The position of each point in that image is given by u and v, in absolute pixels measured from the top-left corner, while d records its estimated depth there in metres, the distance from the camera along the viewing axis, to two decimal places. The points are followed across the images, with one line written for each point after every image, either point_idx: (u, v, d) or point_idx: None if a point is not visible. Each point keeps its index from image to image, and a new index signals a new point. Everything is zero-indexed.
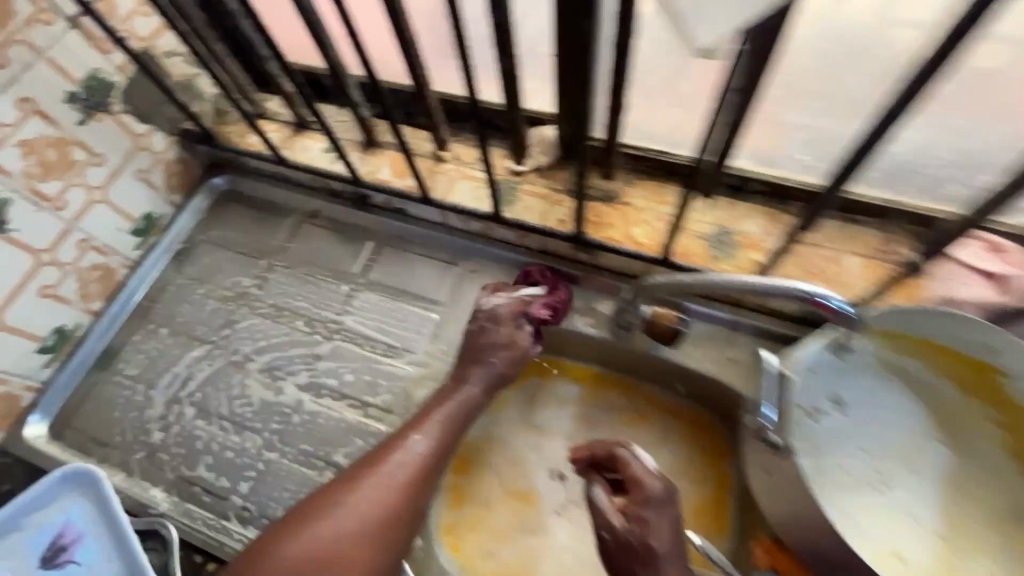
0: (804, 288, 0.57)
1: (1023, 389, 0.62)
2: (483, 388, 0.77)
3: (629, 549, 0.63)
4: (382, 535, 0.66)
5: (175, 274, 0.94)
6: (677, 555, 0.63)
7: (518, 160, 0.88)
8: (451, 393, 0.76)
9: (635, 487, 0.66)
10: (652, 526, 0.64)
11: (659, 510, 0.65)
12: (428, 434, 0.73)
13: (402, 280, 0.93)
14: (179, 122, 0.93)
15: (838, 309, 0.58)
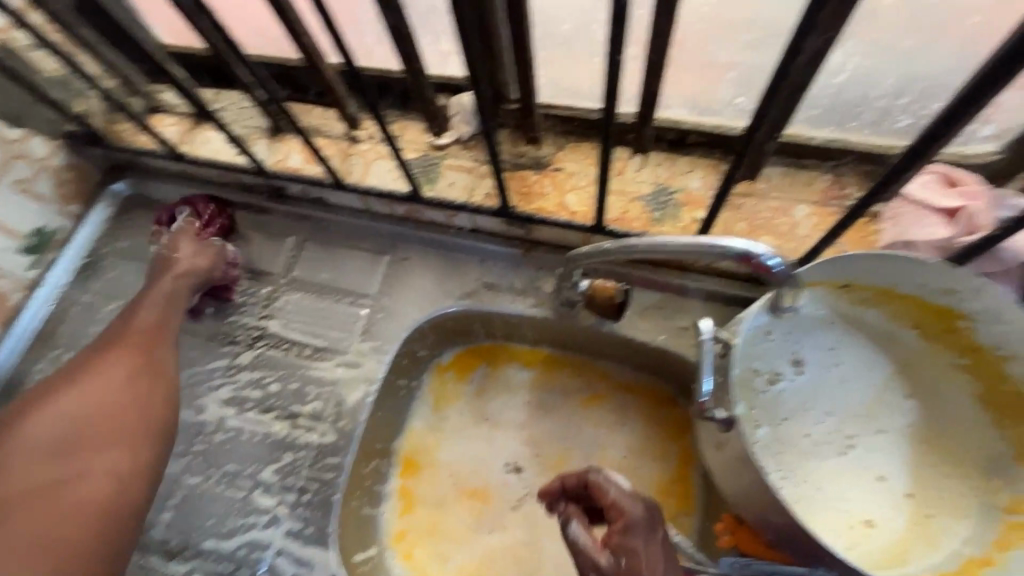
0: (736, 246, 0.48)
1: (990, 333, 0.57)
2: (179, 282, 0.73)
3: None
4: (91, 426, 0.61)
5: (79, 291, 0.86)
6: None
7: (437, 133, 0.78)
8: (152, 280, 0.73)
9: (618, 514, 0.54)
10: (643, 558, 0.51)
11: (647, 538, 0.52)
12: (121, 341, 0.66)
13: (331, 274, 0.82)
14: (61, 124, 0.84)
15: (773, 266, 0.49)
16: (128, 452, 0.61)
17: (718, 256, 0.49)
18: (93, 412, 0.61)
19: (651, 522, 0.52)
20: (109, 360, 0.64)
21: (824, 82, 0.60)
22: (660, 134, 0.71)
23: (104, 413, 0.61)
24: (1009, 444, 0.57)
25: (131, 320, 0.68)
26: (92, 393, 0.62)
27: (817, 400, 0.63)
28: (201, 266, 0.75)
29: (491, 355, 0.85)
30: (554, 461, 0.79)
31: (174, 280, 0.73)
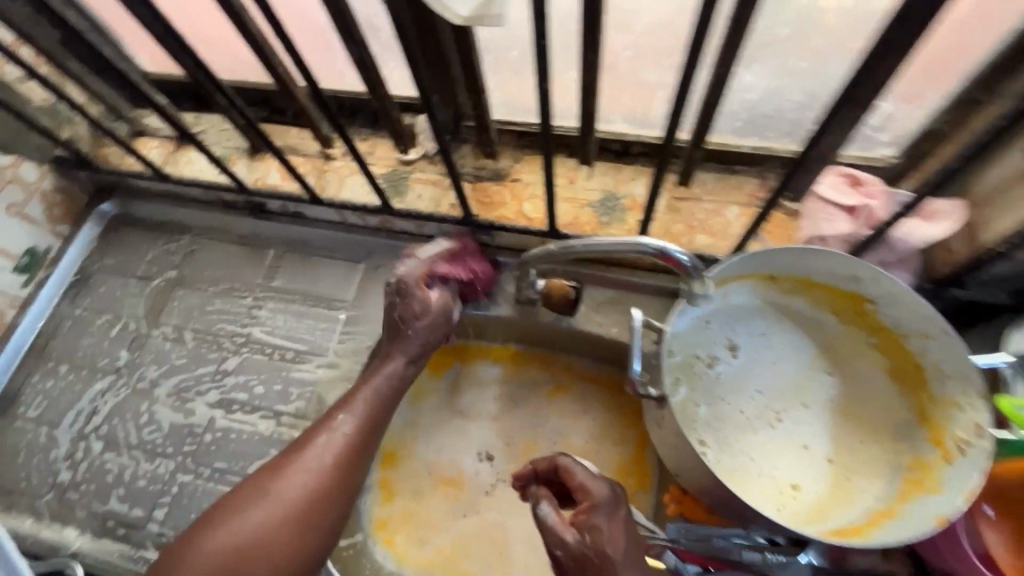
0: (650, 243, 0.55)
1: (891, 314, 0.65)
2: (410, 360, 0.71)
3: (587, 564, 0.57)
4: (314, 515, 0.61)
5: (71, 307, 0.91)
6: (634, 559, 0.58)
7: (404, 149, 0.84)
8: (379, 367, 0.70)
9: (586, 496, 0.61)
10: (606, 533, 0.58)
11: (610, 514, 0.60)
12: (361, 402, 0.67)
13: (311, 284, 0.88)
14: (50, 150, 0.89)
15: (684, 262, 0.56)
16: None
17: (637, 253, 0.56)
18: (323, 492, 0.62)
19: (614, 501, 0.60)
20: (348, 427, 0.66)
21: (738, 97, 0.71)
22: (606, 145, 0.78)
23: (321, 506, 0.61)
24: (914, 410, 0.65)
25: (364, 385, 0.69)
26: (307, 501, 0.61)
27: (751, 379, 0.71)
28: (427, 336, 0.71)
29: (464, 353, 0.92)
30: (524, 449, 0.86)
31: (408, 359, 0.71)
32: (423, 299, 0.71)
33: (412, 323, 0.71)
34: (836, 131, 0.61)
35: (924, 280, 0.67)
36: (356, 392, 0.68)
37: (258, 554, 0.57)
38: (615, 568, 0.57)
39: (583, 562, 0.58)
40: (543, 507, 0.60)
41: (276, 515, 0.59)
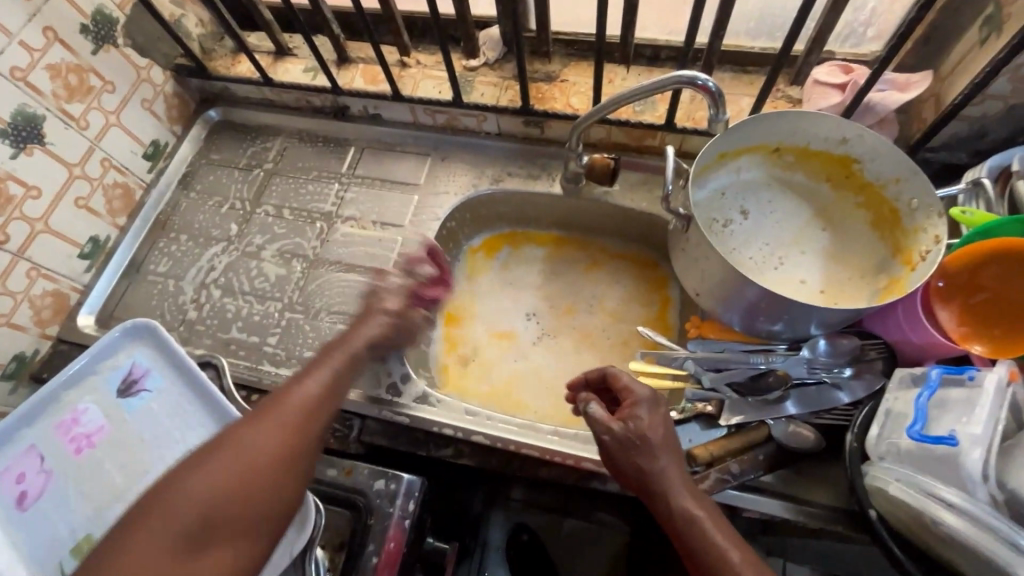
0: (689, 75, 0.71)
1: (874, 170, 0.80)
2: (376, 338, 0.72)
3: (629, 445, 0.65)
4: (311, 430, 0.58)
5: (184, 193, 1.08)
6: (671, 446, 0.65)
7: (471, 58, 1.01)
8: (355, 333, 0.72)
9: (630, 396, 0.69)
10: (648, 422, 0.66)
11: (650, 409, 0.68)
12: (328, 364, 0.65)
13: (386, 172, 1.05)
14: (173, 58, 1.06)
15: (715, 90, 0.72)
16: (245, 544, 0.51)
17: (674, 86, 0.72)
18: (317, 417, 0.60)
19: (656, 397, 0.68)
20: (308, 391, 0.61)
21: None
22: (641, 51, 0.94)
23: (280, 468, 0.54)
24: (890, 248, 0.80)
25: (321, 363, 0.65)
26: (289, 442, 0.56)
27: (758, 234, 0.87)
28: (391, 330, 0.75)
29: (513, 239, 1.08)
30: (564, 310, 1.01)
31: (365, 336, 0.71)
32: (375, 304, 0.76)
33: (363, 330, 0.72)
34: (829, 17, 0.76)
35: (900, 146, 0.83)
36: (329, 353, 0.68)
37: (224, 514, 0.50)
38: (653, 449, 0.64)
39: (625, 443, 0.65)
40: (595, 407, 0.68)
41: (257, 454, 0.54)
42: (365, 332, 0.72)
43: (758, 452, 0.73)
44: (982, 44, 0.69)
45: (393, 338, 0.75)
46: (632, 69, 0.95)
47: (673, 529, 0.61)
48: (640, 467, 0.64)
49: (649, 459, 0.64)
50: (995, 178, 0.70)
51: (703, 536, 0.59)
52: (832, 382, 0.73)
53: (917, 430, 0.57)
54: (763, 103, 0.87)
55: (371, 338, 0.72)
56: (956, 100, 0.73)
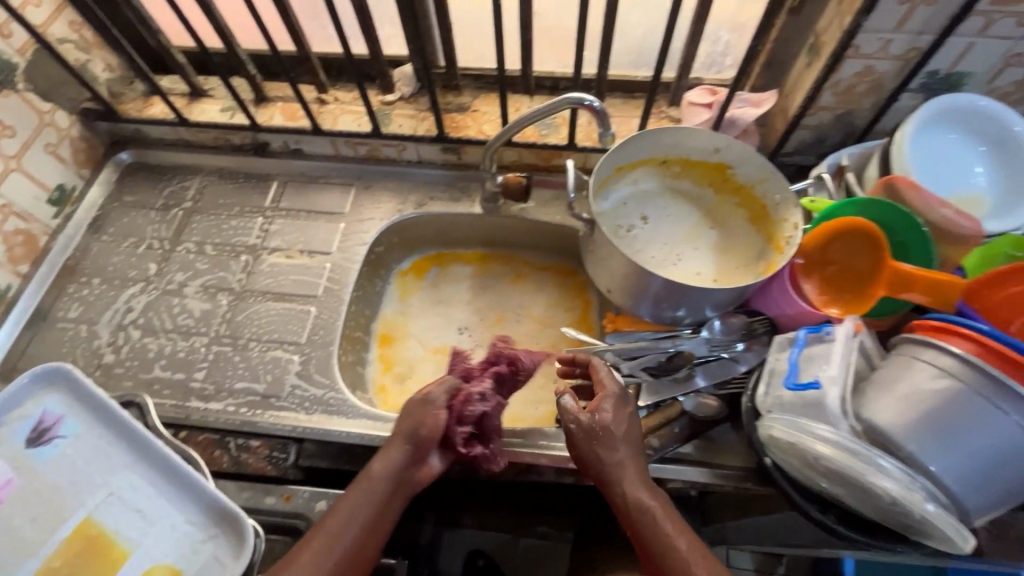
0: (577, 96, 0.81)
1: (743, 173, 0.93)
2: (406, 458, 0.70)
3: (593, 434, 0.70)
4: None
5: (95, 237, 1.05)
6: (630, 440, 0.71)
7: (387, 93, 1.07)
8: (390, 451, 0.70)
9: (601, 388, 0.74)
10: (612, 416, 0.71)
11: (616, 405, 0.73)
12: (360, 499, 0.66)
13: (310, 204, 1.07)
14: (79, 102, 1.05)
15: (599, 109, 0.83)
16: None
17: (566, 106, 0.82)
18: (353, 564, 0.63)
19: (622, 394, 0.73)
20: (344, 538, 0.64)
21: (629, 35, 1.00)
22: (541, 82, 1.05)
23: None
24: (765, 238, 0.93)
25: (356, 495, 0.67)
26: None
27: (658, 235, 0.98)
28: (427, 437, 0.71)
29: (440, 260, 1.13)
30: (494, 321, 1.07)
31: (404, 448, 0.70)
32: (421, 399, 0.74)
33: (387, 453, 0.70)
34: (691, 49, 0.91)
35: (763, 152, 0.97)
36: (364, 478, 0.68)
37: None
38: (614, 441, 0.70)
39: (589, 433, 0.70)
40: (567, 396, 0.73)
41: None
42: (385, 456, 0.69)
43: (675, 425, 0.81)
44: (809, 66, 0.85)
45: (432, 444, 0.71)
46: (535, 98, 1.05)
47: (624, 514, 0.67)
48: (600, 456, 0.69)
49: (609, 451, 0.69)
50: (832, 172, 0.84)
51: (651, 523, 0.65)
52: (730, 357, 0.83)
53: (792, 381, 0.67)
54: (648, 121, 1.00)
55: (401, 461, 0.69)
56: (796, 113, 0.88)
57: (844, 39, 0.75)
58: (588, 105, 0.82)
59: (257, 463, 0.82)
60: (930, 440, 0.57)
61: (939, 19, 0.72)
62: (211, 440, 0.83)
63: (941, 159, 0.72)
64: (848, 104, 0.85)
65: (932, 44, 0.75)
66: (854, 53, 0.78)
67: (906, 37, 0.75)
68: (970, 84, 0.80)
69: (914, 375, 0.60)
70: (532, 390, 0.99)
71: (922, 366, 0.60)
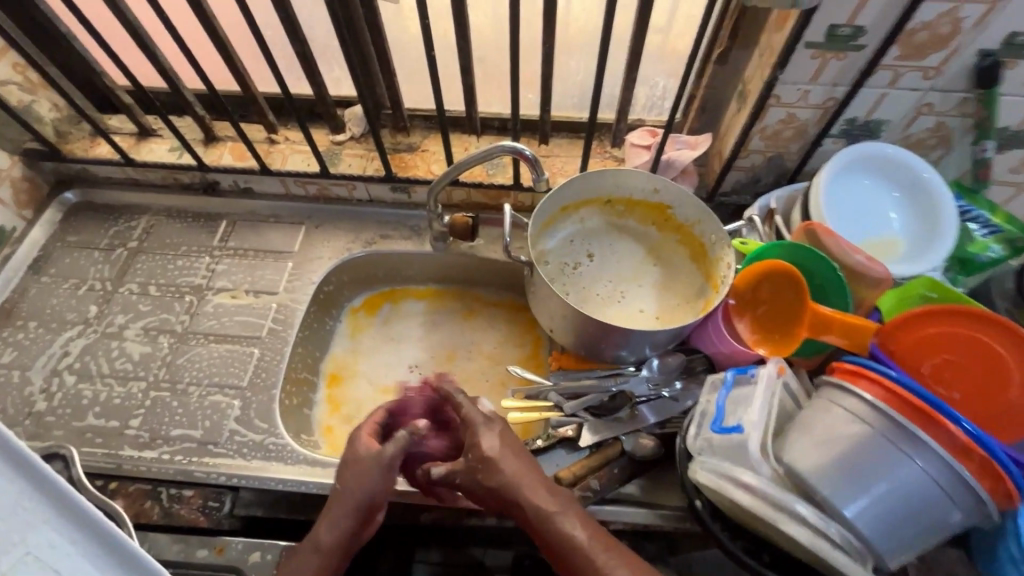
0: (510, 145, 0.83)
1: (682, 214, 0.96)
2: (353, 524, 0.66)
3: (475, 471, 0.68)
4: None
5: (35, 277, 1.03)
6: (515, 454, 0.69)
7: (336, 133, 1.08)
8: (333, 516, 0.66)
9: (469, 426, 0.71)
10: (485, 444, 0.69)
11: (488, 429, 0.71)
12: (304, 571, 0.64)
13: (260, 243, 1.07)
14: (22, 143, 1.04)
15: (532, 158, 0.85)
16: None
17: (500, 154, 0.84)
18: None
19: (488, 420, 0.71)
20: None
21: (572, 79, 1.04)
22: (489, 123, 1.06)
23: None
24: (704, 276, 0.95)
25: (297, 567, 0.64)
26: None
27: (603, 273, 0.99)
28: (371, 494, 0.66)
29: (392, 296, 1.12)
30: (445, 358, 1.06)
31: (350, 512, 0.65)
32: (382, 463, 0.67)
33: (325, 522, 0.66)
34: (627, 94, 0.93)
35: (702, 191, 1.00)
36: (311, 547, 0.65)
37: None
38: (496, 464, 0.67)
39: (474, 462, 0.68)
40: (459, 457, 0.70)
41: None
42: (325, 523, 0.65)
43: (614, 466, 0.81)
44: (738, 112, 0.88)
45: (376, 501, 0.67)
46: (482, 138, 1.06)
47: (533, 528, 0.65)
48: (491, 486, 0.67)
49: (495, 476, 0.67)
50: (763, 215, 0.87)
51: (554, 531, 0.64)
52: (669, 396, 0.84)
53: (718, 424, 0.68)
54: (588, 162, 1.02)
55: (349, 526, 0.65)
56: (729, 155, 0.91)
57: (765, 88, 0.79)
58: (522, 154, 0.84)
59: (189, 513, 0.80)
60: (846, 488, 0.58)
61: (851, 71, 0.76)
62: (143, 490, 0.81)
63: (855, 206, 0.76)
64: (777, 148, 0.88)
65: (846, 94, 0.78)
66: (776, 102, 0.81)
67: (822, 88, 0.79)
68: (886, 130, 0.84)
69: (831, 419, 0.61)
70: None
71: (839, 412, 0.60)
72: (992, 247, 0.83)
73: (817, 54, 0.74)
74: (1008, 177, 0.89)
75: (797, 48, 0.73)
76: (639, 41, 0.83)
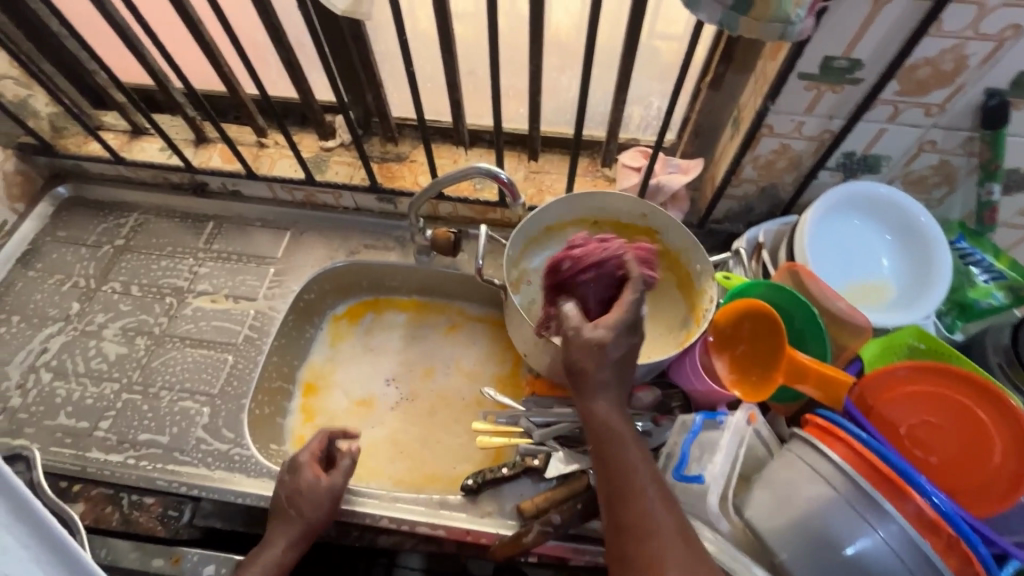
0: (485, 167, 0.82)
1: (670, 240, 0.92)
2: (300, 543, 0.73)
3: (591, 348, 0.57)
4: None
5: (22, 271, 1.04)
6: (624, 367, 0.59)
7: (326, 139, 1.07)
8: (282, 534, 0.73)
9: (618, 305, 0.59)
10: (619, 339, 0.57)
11: (628, 329, 0.58)
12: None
13: (244, 247, 1.06)
14: (16, 137, 1.05)
15: (507, 181, 0.84)
16: None
17: (475, 175, 0.82)
18: None
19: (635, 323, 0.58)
20: None
21: (564, 95, 1.01)
22: (479, 136, 1.04)
23: None
24: (687, 305, 0.91)
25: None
26: None
27: None
28: (321, 515, 0.75)
29: (375, 306, 1.10)
30: (423, 372, 1.04)
31: (300, 530, 0.73)
32: (330, 488, 0.76)
33: (276, 538, 0.73)
34: (617, 114, 0.90)
35: (693, 217, 0.97)
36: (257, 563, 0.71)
37: None
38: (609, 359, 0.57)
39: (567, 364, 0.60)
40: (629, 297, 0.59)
41: None
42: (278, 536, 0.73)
43: (579, 501, 0.75)
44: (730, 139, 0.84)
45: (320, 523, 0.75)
46: (471, 151, 1.04)
47: (596, 445, 0.58)
48: (586, 372, 0.57)
49: (599, 373, 0.57)
50: (751, 248, 0.83)
51: (619, 449, 0.56)
52: (642, 429, 0.79)
53: (681, 471, 0.65)
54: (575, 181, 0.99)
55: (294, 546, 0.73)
56: (720, 183, 0.87)
57: (756, 118, 0.75)
58: (497, 176, 0.83)
59: (148, 521, 0.80)
60: (803, 554, 0.56)
61: (848, 104, 0.72)
62: (105, 495, 0.82)
63: (843, 249, 0.73)
64: (770, 178, 0.84)
65: (843, 128, 0.74)
66: (768, 132, 0.77)
67: (817, 120, 0.75)
68: (886, 166, 0.79)
69: (796, 478, 0.58)
70: (451, 447, 0.96)
71: (805, 469, 0.58)
72: (994, 293, 0.79)
73: (811, 86, 0.70)
74: (1016, 220, 0.84)
75: (789, 79, 0.69)
76: (628, 62, 0.80)
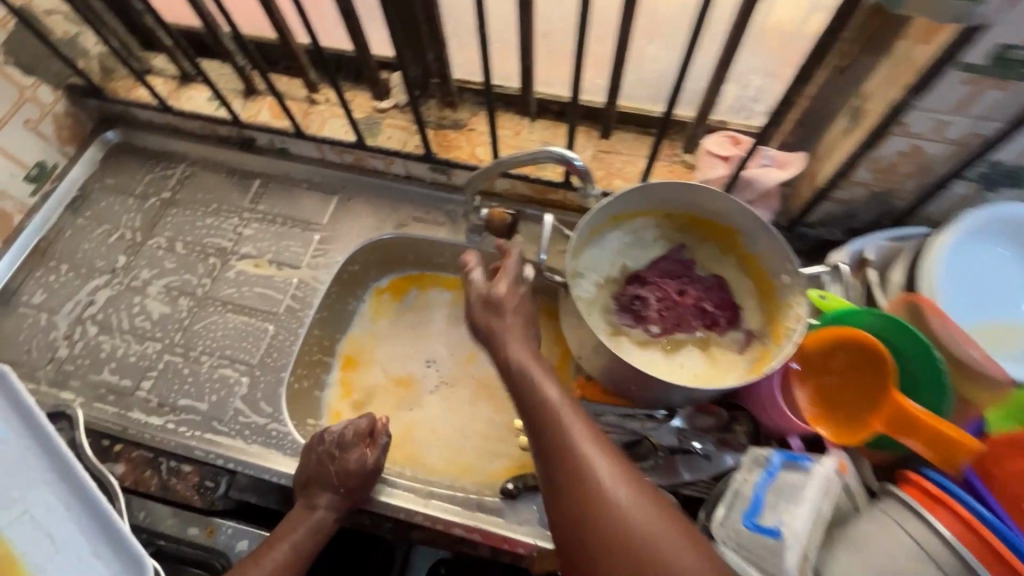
0: (557, 151, 0.72)
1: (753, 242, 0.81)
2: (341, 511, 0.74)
3: (494, 313, 0.68)
4: None
5: (71, 218, 1.02)
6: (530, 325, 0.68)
7: (380, 100, 0.99)
8: (324, 500, 0.73)
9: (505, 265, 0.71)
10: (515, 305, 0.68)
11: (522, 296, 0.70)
12: (286, 544, 0.69)
13: (290, 209, 1.01)
14: (65, 77, 1.00)
15: (580, 167, 0.74)
16: None
17: (546, 159, 0.73)
18: None
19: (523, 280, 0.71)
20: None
21: (648, 65, 0.88)
22: (546, 106, 0.93)
23: None
24: (765, 317, 0.81)
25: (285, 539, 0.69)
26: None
27: None
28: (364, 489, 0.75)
29: (420, 281, 1.04)
30: (465, 358, 0.98)
31: (342, 499, 0.73)
32: (374, 468, 0.75)
33: (320, 502, 0.73)
34: (712, 93, 0.78)
35: (783, 217, 0.85)
36: (298, 524, 0.71)
37: None
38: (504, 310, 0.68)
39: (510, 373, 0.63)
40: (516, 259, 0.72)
41: None
42: (323, 502, 0.73)
43: None
44: (844, 133, 0.72)
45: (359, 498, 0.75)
46: (536, 122, 0.94)
47: (535, 424, 0.58)
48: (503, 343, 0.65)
49: (514, 338, 0.65)
50: (854, 263, 0.72)
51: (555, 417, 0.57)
52: (700, 451, 0.73)
53: (752, 519, 0.58)
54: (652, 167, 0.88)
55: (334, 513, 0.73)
56: (825, 184, 0.75)
57: (889, 114, 0.63)
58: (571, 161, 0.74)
59: (185, 489, 0.79)
60: None
61: (1012, 105, 0.59)
62: (145, 458, 0.81)
63: (981, 286, 0.64)
64: (887, 184, 0.72)
65: (999, 133, 0.61)
66: (901, 131, 0.65)
67: (967, 121, 0.62)
68: None
69: (896, 549, 0.53)
70: (490, 440, 0.92)
71: (909, 544, 0.52)
72: None
73: (970, 80, 0.58)
74: None
75: (945, 70, 0.57)
76: (738, 35, 0.68)
